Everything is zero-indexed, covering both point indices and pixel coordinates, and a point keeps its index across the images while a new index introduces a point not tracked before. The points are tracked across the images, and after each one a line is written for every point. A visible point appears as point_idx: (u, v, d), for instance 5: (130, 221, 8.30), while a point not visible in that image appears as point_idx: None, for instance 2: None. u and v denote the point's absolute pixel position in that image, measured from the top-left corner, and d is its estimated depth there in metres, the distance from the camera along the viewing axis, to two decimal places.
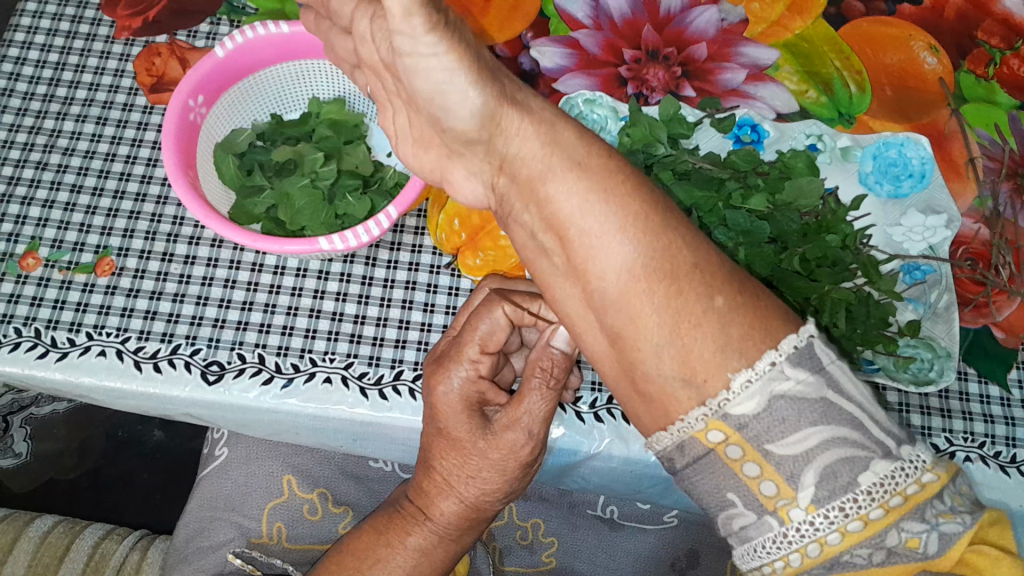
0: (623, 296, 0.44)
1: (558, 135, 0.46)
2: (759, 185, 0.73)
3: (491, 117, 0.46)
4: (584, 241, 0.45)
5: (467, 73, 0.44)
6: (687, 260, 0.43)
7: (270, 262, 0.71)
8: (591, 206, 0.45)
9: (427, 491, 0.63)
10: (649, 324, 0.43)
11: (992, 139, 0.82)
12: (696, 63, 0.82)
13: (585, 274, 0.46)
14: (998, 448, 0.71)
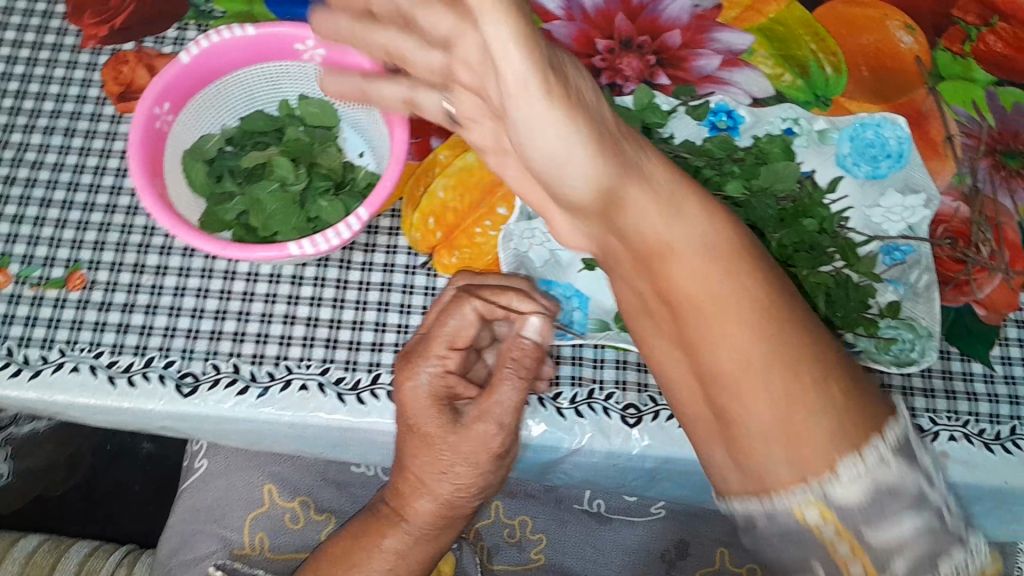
0: (744, 384, 0.45)
1: (681, 206, 0.47)
2: (735, 172, 0.72)
3: (611, 191, 0.46)
4: (692, 315, 0.46)
5: (583, 134, 0.43)
6: (807, 349, 0.45)
7: (243, 269, 0.71)
8: (715, 288, 0.46)
9: (402, 491, 0.62)
10: (762, 411, 0.45)
11: (970, 116, 0.81)
12: (670, 52, 0.81)
13: (700, 349, 0.47)
14: (982, 426, 0.71)
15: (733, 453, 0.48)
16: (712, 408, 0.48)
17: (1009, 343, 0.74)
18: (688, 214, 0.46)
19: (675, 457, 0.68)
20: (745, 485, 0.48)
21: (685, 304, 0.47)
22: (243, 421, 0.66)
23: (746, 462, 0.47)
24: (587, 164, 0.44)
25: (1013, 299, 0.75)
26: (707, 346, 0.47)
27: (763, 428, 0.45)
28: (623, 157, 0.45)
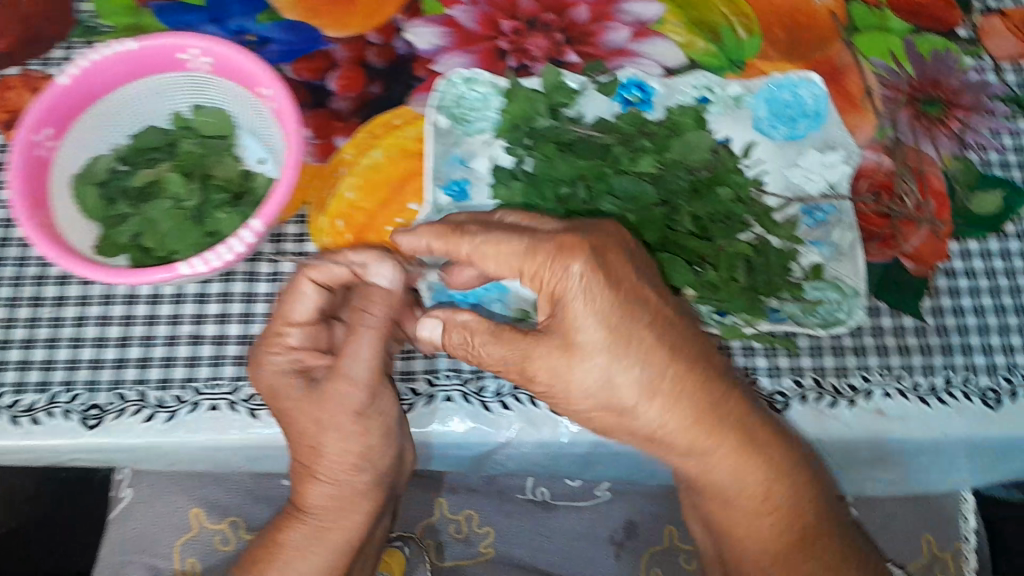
0: (735, 497, 0.60)
1: (743, 449, 0.58)
2: (647, 147, 0.70)
3: (677, 428, 0.57)
4: (699, 467, 0.59)
5: (637, 385, 0.55)
6: (787, 504, 0.60)
7: (144, 292, 0.68)
8: (709, 470, 0.59)
9: (301, 473, 0.63)
10: (741, 524, 0.61)
11: (889, 67, 0.77)
12: (577, 28, 0.77)
13: (711, 492, 0.61)
14: (917, 380, 0.69)
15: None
16: (707, 520, 0.64)
17: (939, 293, 0.73)
18: (735, 448, 0.58)
19: (605, 440, 0.69)
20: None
21: (711, 484, 0.60)
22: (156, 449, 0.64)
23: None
24: (626, 380, 0.55)
25: (939, 249, 0.73)
26: (722, 501, 0.61)
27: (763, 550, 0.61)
28: (619, 364, 0.54)
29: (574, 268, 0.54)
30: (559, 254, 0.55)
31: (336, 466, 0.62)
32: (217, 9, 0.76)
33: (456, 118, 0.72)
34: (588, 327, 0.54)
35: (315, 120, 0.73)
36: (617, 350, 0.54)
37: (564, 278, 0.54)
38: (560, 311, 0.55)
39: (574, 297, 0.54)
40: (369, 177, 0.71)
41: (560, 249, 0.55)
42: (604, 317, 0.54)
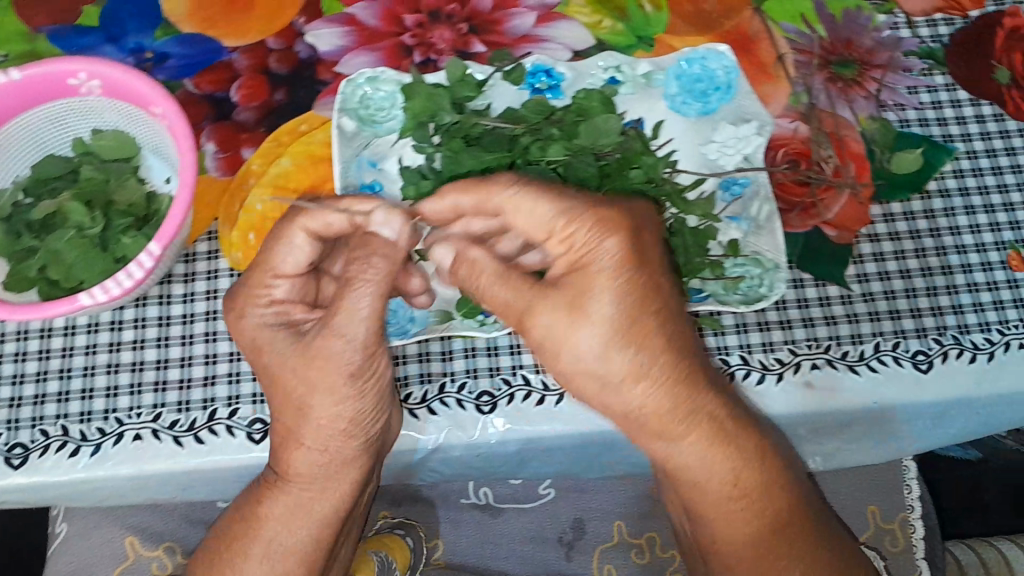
0: (712, 487, 0.58)
1: (729, 442, 0.57)
2: (556, 135, 0.68)
3: (673, 408, 0.55)
4: (671, 453, 0.58)
5: (641, 356, 0.53)
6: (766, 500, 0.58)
7: (58, 324, 0.68)
8: (695, 456, 0.57)
9: (281, 439, 0.59)
10: (717, 515, 0.59)
11: (799, 31, 0.76)
12: (482, 17, 0.76)
13: (687, 479, 0.59)
14: (845, 349, 0.69)
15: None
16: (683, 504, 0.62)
17: (864, 259, 0.72)
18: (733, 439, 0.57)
19: (536, 437, 0.67)
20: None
21: (686, 470, 0.58)
22: (80, 483, 0.64)
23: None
24: (622, 362, 0.53)
25: (862, 215, 0.73)
26: (697, 489, 0.59)
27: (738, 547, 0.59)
28: (628, 335, 0.52)
29: (600, 239, 0.52)
30: (594, 225, 0.52)
31: (317, 436, 0.57)
32: (113, 26, 0.74)
33: (363, 119, 0.70)
34: (598, 302, 0.52)
35: (219, 133, 0.71)
36: (625, 330, 0.52)
37: (593, 249, 0.52)
38: (577, 273, 0.52)
39: (590, 260, 0.52)
40: (279, 186, 0.70)
41: (597, 222, 0.52)
42: (621, 290, 0.52)
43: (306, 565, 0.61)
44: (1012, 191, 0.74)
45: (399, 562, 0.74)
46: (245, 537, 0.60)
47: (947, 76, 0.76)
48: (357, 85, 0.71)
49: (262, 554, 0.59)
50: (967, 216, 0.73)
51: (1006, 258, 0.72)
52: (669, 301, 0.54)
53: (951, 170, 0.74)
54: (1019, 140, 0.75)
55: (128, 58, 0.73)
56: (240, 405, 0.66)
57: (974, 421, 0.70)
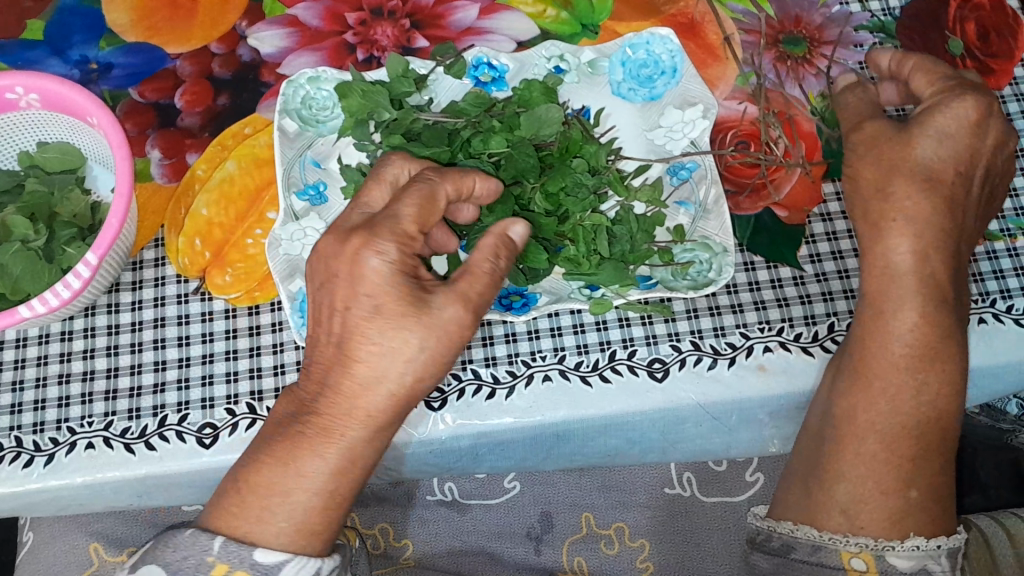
0: (873, 355, 0.58)
1: (936, 323, 0.57)
2: (497, 126, 0.68)
3: (925, 256, 0.58)
4: (883, 294, 0.59)
5: (939, 210, 0.58)
6: (934, 413, 0.57)
7: (10, 336, 0.68)
8: (888, 327, 0.58)
9: (352, 391, 0.54)
10: (869, 391, 0.58)
11: (747, 10, 0.76)
12: (424, 11, 0.76)
13: (863, 348, 0.59)
14: (798, 330, 0.68)
15: (813, 476, 0.59)
16: (837, 375, 0.61)
17: (816, 239, 0.71)
18: (933, 339, 0.57)
19: (488, 431, 0.66)
20: (794, 506, 0.59)
21: (884, 332, 0.58)
22: (35, 493, 0.63)
23: (825, 477, 0.58)
24: (902, 216, 0.59)
25: (814, 194, 0.72)
26: (887, 360, 0.58)
27: (875, 416, 0.57)
28: (879, 179, 0.60)
29: (958, 94, 0.60)
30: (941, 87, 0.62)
31: (402, 390, 0.55)
32: (58, 41, 0.75)
33: (305, 120, 0.69)
34: (896, 135, 0.61)
35: (164, 141, 0.72)
36: (928, 173, 0.59)
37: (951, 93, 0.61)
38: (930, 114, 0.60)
39: (942, 112, 0.60)
40: (224, 191, 0.70)
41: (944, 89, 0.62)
42: (943, 128, 0.59)
43: (338, 516, 0.56)
44: None
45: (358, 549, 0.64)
46: (273, 485, 0.54)
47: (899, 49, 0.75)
48: (298, 86, 0.70)
49: (289, 494, 0.54)
50: None
51: None
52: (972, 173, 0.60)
53: None
54: None
55: (73, 70, 0.74)
56: (191, 410, 0.65)
57: None
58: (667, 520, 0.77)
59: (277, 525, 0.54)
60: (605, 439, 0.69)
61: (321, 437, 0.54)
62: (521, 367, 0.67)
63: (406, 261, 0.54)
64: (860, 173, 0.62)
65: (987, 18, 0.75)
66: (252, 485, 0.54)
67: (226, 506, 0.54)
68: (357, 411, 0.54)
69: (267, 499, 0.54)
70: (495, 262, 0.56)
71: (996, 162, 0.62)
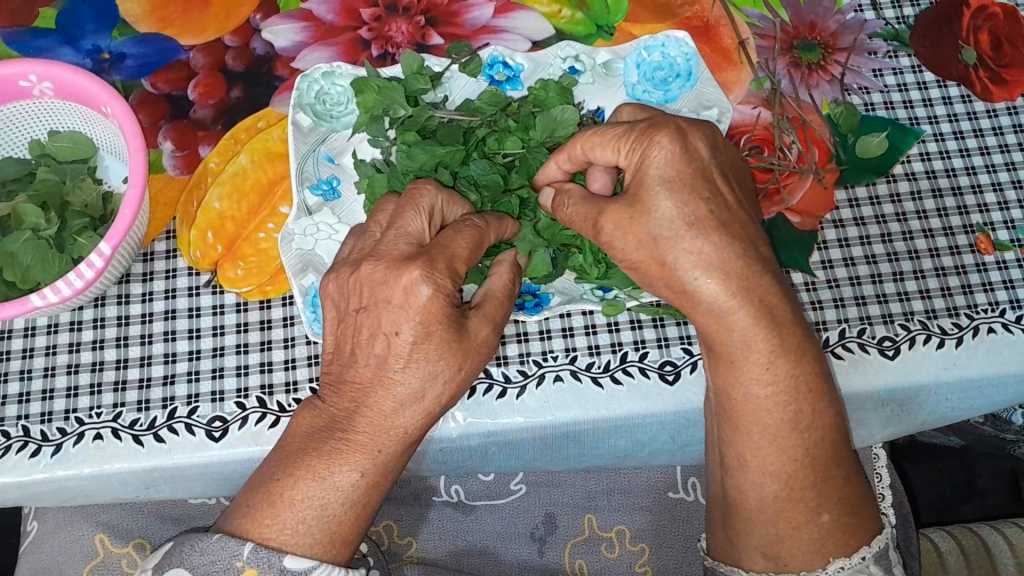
0: (735, 402, 0.56)
1: (787, 349, 0.54)
2: (511, 126, 0.68)
3: (764, 300, 0.54)
4: (727, 341, 0.55)
5: (743, 249, 0.54)
6: (807, 442, 0.55)
7: (18, 325, 0.67)
8: (741, 373, 0.55)
9: (387, 408, 0.55)
10: (745, 438, 0.56)
11: (762, 15, 0.76)
12: (439, 8, 0.76)
13: (726, 396, 0.57)
14: (825, 333, 0.68)
15: (727, 522, 0.59)
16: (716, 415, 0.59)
17: (828, 246, 0.71)
18: (782, 365, 0.54)
19: (498, 430, 0.66)
20: (722, 547, 0.60)
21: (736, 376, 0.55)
22: (40, 484, 0.63)
23: (736, 521, 0.58)
24: (713, 273, 0.53)
25: (827, 201, 0.72)
26: (752, 415, 0.56)
27: (758, 464, 0.56)
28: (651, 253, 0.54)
29: (639, 148, 0.56)
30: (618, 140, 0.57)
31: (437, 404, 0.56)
32: (69, 29, 0.74)
33: (319, 115, 0.68)
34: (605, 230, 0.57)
35: (176, 132, 0.72)
36: (717, 219, 0.54)
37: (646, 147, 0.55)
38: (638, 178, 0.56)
39: (645, 171, 0.55)
40: (237, 184, 0.70)
41: (633, 149, 0.56)
42: (662, 186, 0.54)
43: (355, 532, 0.56)
44: (981, 172, 0.73)
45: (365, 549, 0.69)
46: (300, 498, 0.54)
47: (912, 57, 0.76)
48: (312, 81, 0.69)
49: (318, 509, 0.54)
50: (934, 200, 0.72)
51: (975, 241, 0.71)
52: (709, 214, 0.54)
53: (918, 153, 0.73)
54: (987, 121, 0.74)
55: (85, 59, 0.74)
56: (200, 404, 0.65)
57: (945, 406, 0.68)
58: (668, 523, 0.77)
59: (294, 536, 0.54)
60: (615, 441, 0.69)
61: (356, 451, 0.55)
62: (532, 367, 0.67)
63: (453, 290, 0.55)
64: (632, 256, 0.55)
65: (1002, 28, 0.75)
66: (281, 493, 0.54)
67: (257, 515, 0.54)
68: (394, 430, 0.55)
69: (300, 510, 0.54)
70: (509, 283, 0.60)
71: (722, 192, 0.55)
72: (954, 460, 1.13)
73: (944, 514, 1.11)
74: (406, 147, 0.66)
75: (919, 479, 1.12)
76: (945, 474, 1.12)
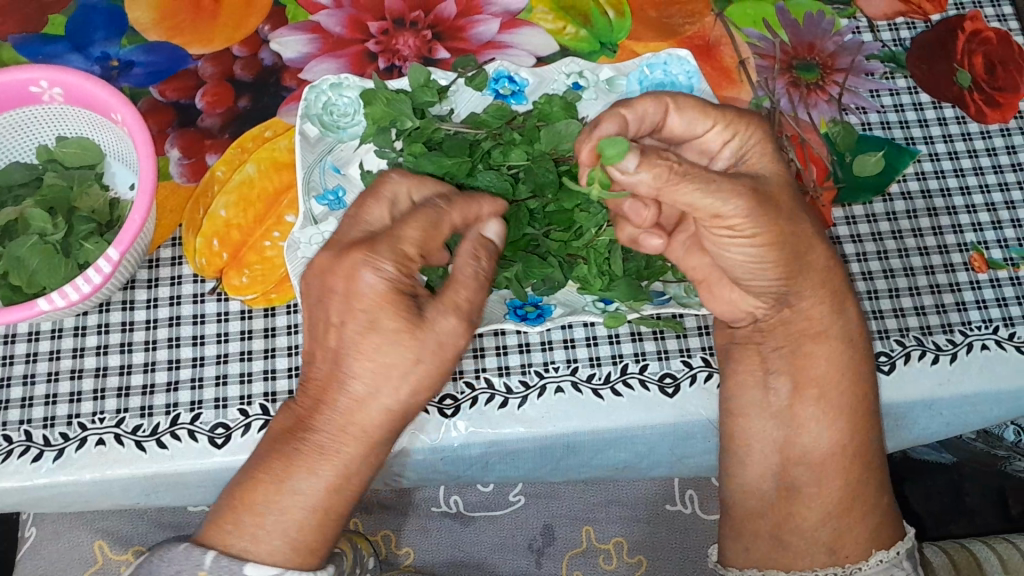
0: (836, 387, 0.62)
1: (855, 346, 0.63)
2: (517, 139, 0.68)
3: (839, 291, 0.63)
4: (843, 324, 0.63)
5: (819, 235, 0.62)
6: (871, 434, 0.63)
7: (22, 330, 0.67)
8: (843, 358, 0.62)
9: (346, 408, 0.55)
10: (834, 425, 0.62)
11: (762, 36, 0.78)
12: (445, 23, 0.77)
13: (817, 385, 0.63)
14: None
15: (784, 523, 0.63)
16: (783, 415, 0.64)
17: None
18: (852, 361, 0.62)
19: (500, 438, 0.67)
20: (766, 556, 0.64)
21: (836, 361, 0.62)
22: (41, 489, 0.63)
23: (791, 517, 0.63)
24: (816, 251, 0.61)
25: (826, 217, 0.73)
26: (829, 403, 0.62)
27: (823, 455, 0.62)
28: (784, 226, 0.58)
29: (747, 131, 0.61)
30: (723, 124, 0.61)
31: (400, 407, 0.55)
32: (79, 37, 0.75)
33: (327, 125, 0.69)
34: (737, 214, 0.57)
35: (183, 139, 0.73)
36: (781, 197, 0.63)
37: (751, 128, 0.61)
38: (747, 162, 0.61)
39: (752, 156, 0.61)
40: (243, 193, 0.71)
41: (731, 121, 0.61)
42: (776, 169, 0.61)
43: (326, 536, 0.56)
44: (976, 193, 0.74)
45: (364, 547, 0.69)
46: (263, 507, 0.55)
47: (909, 79, 0.78)
48: (320, 91, 0.70)
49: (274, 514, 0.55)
50: (929, 218, 0.74)
51: (970, 259, 0.72)
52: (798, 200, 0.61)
53: (914, 172, 0.75)
54: (981, 142, 0.76)
55: (93, 66, 0.74)
56: (204, 410, 0.65)
57: (938, 422, 0.69)
58: (665, 536, 0.78)
59: (265, 544, 0.54)
60: (612, 453, 0.70)
61: (314, 456, 0.55)
62: (534, 377, 0.68)
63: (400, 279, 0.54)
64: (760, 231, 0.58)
65: (995, 53, 0.78)
66: (247, 500, 0.55)
67: (219, 521, 0.55)
68: (350, 428, 0.55)
69: (256, 518, 0.55)
70: (479, 262, 0.57)
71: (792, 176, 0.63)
72: (946, 477, 1.14)
73: (933, 531, 1.13)
74: (413, 159, 0.66)
75: (910, 495, 1.14)
76: (933, 492, 1.14)
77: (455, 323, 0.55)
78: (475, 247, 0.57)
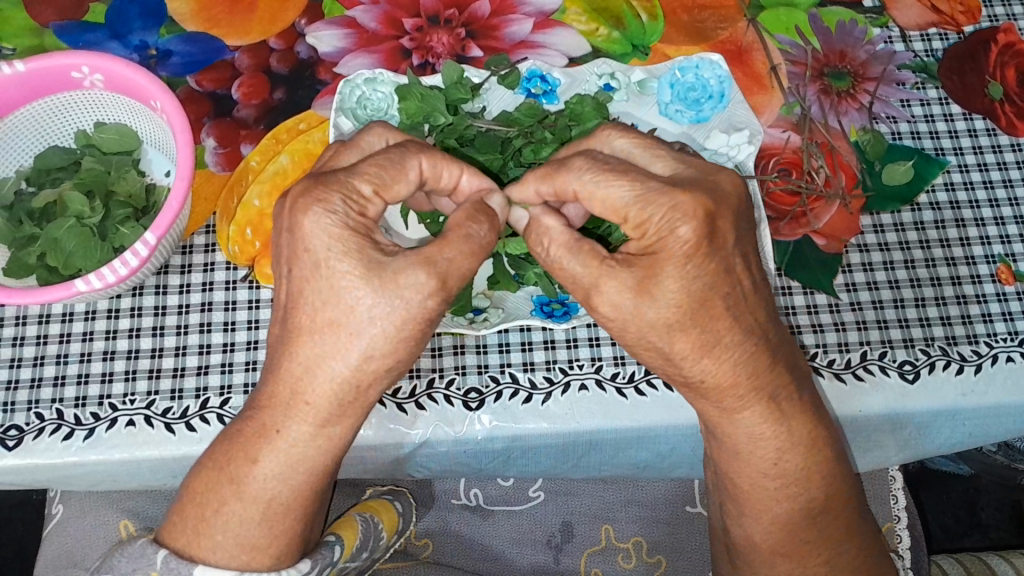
0: (778, 453, 0.61)
1: (776, 429, 0.60)
2: (548, 138, 0.69)
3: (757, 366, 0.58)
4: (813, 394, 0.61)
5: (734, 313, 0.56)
6: (796, 529, 0.63)
7: (56, 311, 0.69)
8: (734, 459, 0.62)
9: (294, 376, 0.55)
10: (756, 523, 0.63)
11: (794, 43, 0.78)
12: (479, 22, 0.77)
13: (737, 467, 0.62)
14: (841, 357, 0.69)
15: None
16: (720, 500, 0.66)
17: (853, 269, 0.72)
18: (772, 446, 0.61)
19: (523, 437, 0.67)
20: None
21: (741, 472, 0.62)
22: (72, 467, 0.64)
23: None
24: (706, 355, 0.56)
25: (852, 224, 0.73)
26: (753, 492, 0.62)
27: (762, 537, 0.63)
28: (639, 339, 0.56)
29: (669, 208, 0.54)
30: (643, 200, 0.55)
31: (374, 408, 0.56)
32: (118, 25, 0.76)
33: (360, 120, 0.69)
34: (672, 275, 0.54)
35: (218, 129, 0.74)
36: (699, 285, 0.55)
37: (662, 238, 0.54)
38: None
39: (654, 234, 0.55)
40: (276, 183, 0.70)
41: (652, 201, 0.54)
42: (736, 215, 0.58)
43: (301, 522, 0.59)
44: (1003, 206, 0.75)
45: (385, 519, 0.72)
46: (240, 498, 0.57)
47: (940, 90, 0.78)
48: (354, 85, 0.70)
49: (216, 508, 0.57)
50: (957, 229, 0.74)
51: (996, 272, 0.72)
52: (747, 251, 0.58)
53: (942, 183, 0.75)
54: (1010, 154, 0.76)
55: (132, 54, 0.76)
56: (232, 394, 0.66)
57: (960, 433, 0.69)
58: (684, 536, 0.78)
59: (232, 535, 0.57)
60: (632, 453, 0.70)
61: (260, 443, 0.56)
62: (558, 374, 0.68)
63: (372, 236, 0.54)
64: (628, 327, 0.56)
65: None
66: (206, 500, 0.58)
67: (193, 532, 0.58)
68: (302, 406, 0.55)
69: (223, 523, 0.57)
70: (474, 227, 0.55)
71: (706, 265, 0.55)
72: (962, 490, 1.15)
73: (946, 543, 1.13)
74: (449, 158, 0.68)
75: (927, 507, 1.15)
76: (949, 504, 1.15)
77: (426, 280, 0.53)
78: (475, 210, 0.56)
